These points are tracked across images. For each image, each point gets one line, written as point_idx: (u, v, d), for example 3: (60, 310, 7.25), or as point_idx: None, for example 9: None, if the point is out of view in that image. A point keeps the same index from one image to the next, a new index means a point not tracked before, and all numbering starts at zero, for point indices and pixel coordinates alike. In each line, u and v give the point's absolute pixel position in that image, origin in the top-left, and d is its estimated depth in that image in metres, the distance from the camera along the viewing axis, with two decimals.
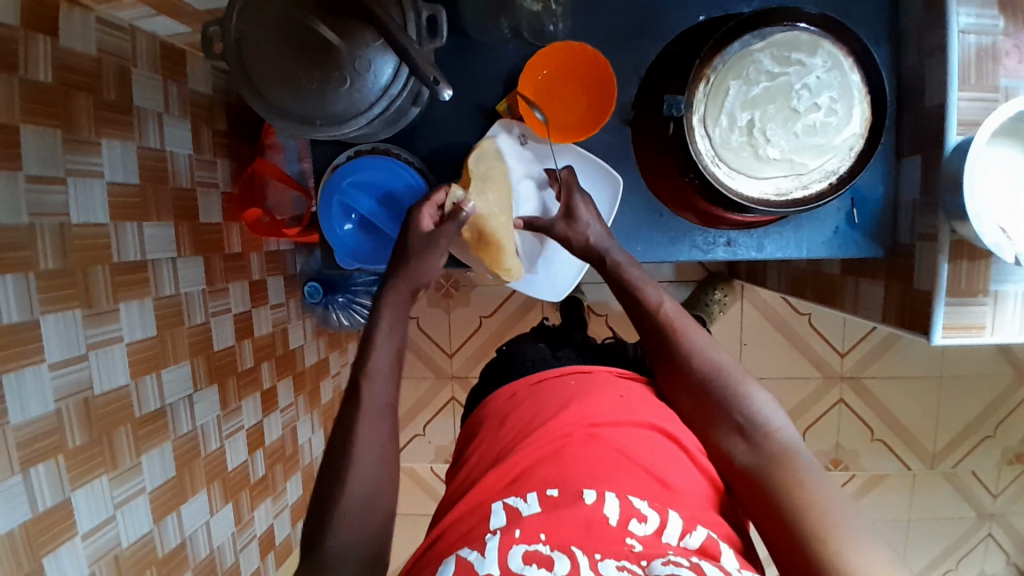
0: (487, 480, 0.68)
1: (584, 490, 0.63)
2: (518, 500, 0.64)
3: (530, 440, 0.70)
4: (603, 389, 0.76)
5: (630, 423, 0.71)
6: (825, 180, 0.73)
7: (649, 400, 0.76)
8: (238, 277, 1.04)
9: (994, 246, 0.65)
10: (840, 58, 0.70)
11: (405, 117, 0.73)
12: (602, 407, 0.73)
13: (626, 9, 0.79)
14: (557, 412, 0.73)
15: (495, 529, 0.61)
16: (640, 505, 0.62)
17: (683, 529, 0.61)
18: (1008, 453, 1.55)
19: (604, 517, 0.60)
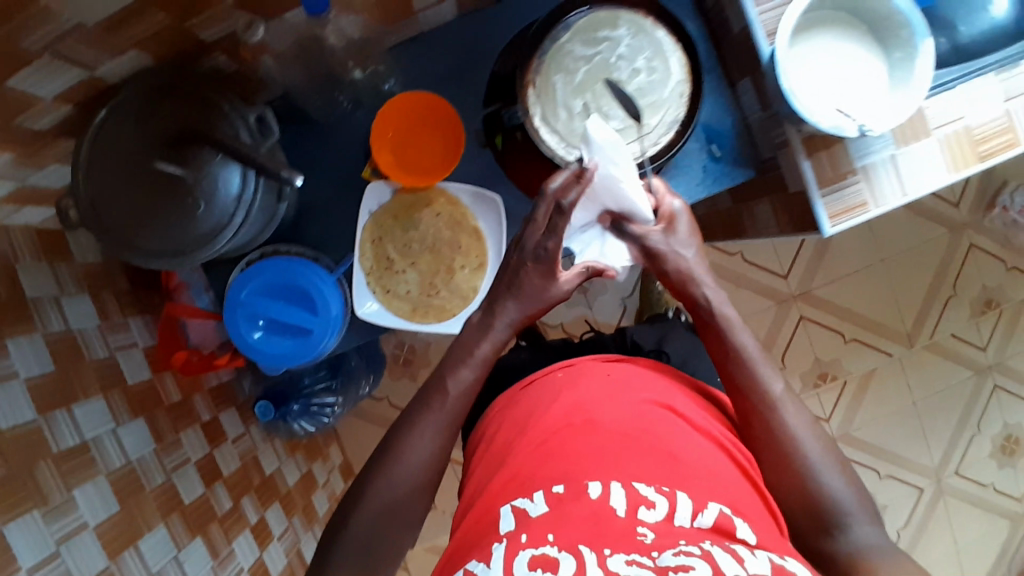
0: (490, 488, 0.68)
1: (590, 484, 0.63)
2: (525, 500, 0.64)
3: (529, 439, 0.71)
4: (592, 373, 0.78)
5: (629, 403, 0.72)
6: (671, 131, 0.76)
7: (637, 377, 0.77)
8: (187, 424, 1.03)
9: (833, 129, 0.67)
10: (641, 21, 0.75)
11: (274, 215, 0.75)
12: (589, 393, 0.74)
13: (447, 47, 0.84)
14: (551, 405, 0.74)
15: (504, 535, 0.61)
16: (646, 492, 0.62)
17: (695, 509, 0.61)
18: (976, 304, 1.62)
19: (611, 510, 0.61)
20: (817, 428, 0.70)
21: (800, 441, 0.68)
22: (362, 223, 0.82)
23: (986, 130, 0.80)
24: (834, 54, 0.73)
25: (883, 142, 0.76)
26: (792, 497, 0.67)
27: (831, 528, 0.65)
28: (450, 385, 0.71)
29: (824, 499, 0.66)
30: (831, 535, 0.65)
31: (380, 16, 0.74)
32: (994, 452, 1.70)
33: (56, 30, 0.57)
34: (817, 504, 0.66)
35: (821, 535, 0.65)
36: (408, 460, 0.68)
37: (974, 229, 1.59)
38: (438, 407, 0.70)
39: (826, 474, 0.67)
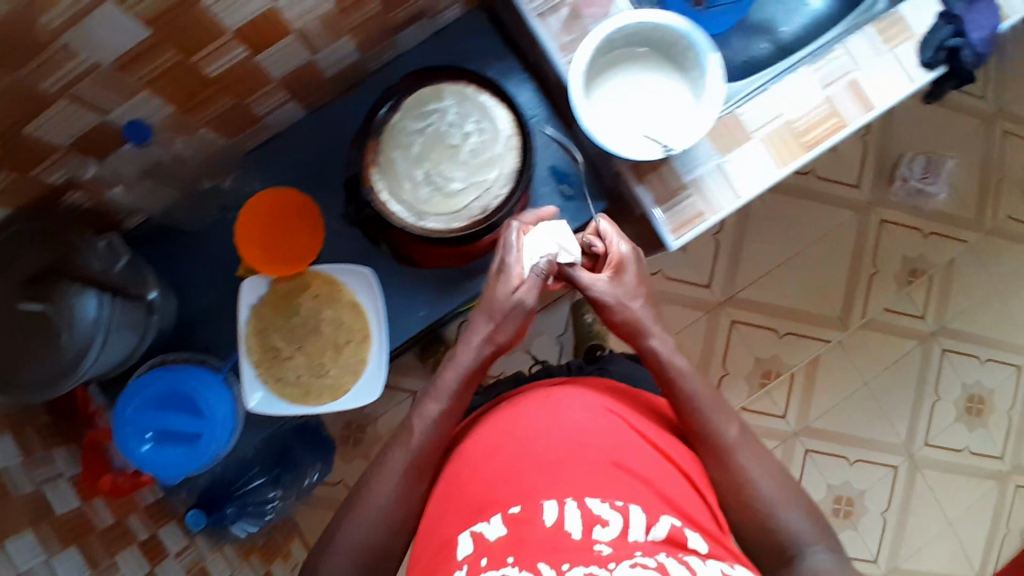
0: (444, 521, 0.64)
1: (545, 503, 0.59)
2: (483, 524, 0.60)
3: (480, 465, 0.66)
4: (534, 395, 0.73)
5: (581, 415, 0.68)
6: (511, 181, 0.81)
7: (579, 389, 0.73)
8: (123, 544, 1.03)
9: (637, 157, 0.71)
10: (463, 90, 0.82)
11: (146, 329, 0.81)
12: (532, 413, 0.69)
13: (301, 144, 0.90)
14: (499, 430, 0.69)
15: (461, 563, 0.57)
16: (600, 508, 0.59)
17: (649, 521, 0.59)
18: (902, 276, 1.65)
19: (566, 533, 0.56)
20: (772, 464, 0.71)
21: (757, 481, 0.69)
22: (243, 318, 0.86)
23: (807, 121, 0.84)
24: (637, 85, 0.77)
25: (706, 153, 0.82)
26: (751, 530, 0.68)
27: (788, 556, 0.66)
28: (420, 424, 0.72)
29: (782, 534, 0.67)
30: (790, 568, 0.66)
31: (225, 129, 0.81)
32: (960, 417, 1.69)
33: None
34: (772, 535, 0.67)
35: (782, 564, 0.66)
36: (373, 505, 0.68)
37: (881, 205, 1.63)
38: (404, 447, 0.71)
39: (784, 511, 0.67)
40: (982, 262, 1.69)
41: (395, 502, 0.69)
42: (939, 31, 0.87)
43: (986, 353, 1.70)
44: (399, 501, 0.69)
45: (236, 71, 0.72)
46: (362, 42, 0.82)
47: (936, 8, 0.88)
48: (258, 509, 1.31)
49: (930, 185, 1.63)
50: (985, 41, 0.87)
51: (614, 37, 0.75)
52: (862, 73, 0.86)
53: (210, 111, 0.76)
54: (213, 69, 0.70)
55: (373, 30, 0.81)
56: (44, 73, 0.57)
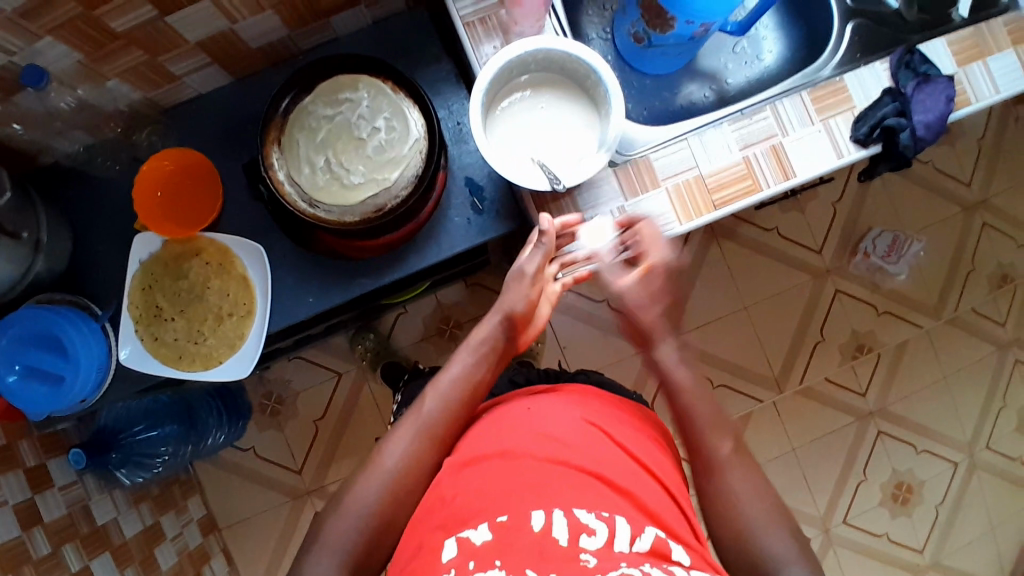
0: (428, 522, 0.65)
1: (532, 513, 0.61)
2: (469, 529, 0.61)
3: (464, 473, 0.68)
4: (513, 408, 0.75)
5: (559, 425, 0.71)
6: (411, 184, 0.81)
7: (559, 404, 0.75)
8: (7, 468, 1.02)
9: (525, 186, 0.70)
10: (380, 84, 0.82)
11: (27, 266, 0.82)
12: (514, 427, 0.71)
13: (223, 111, 0.90)
14: (481, 441, 0.71)
15: (451, 566, 0.58)
16: (586, 519, 0.60)
17: (633, 533, 0.60)
18: (847, 350, 1.63)
19: (552, 540, 0.58)
20: (764, 484, 0.69)
21: (737, 501, 0.68)
22: (131, 272, 0.86)
23: (719, 178, 0.83)
24: (545, 111, 0.77)
25: (611, 194, 0.81)
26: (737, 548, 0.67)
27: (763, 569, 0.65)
28: (430, 400, 0.76)
29: (761, 551, 0.65)
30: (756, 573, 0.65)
31: (140, 83, 0.82)
32: (885, 501, 1.65)
33: None
34: (752, 552, 0.66)
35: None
36: (377, 472, 0.71)
37: (839, 275, 1.62)
38: (413, 418, 0.74)
39: (764, 530, 0.66)
40: (934, 351, 1.65)
41: (392, 471, 0.71)
42: (883, 106, 0.85)
43: (927, 443, 1.66)
44: (403, 464, 0.71)
45: (146, 29, 0.73)
46: (290, 20, 0.82)
47: (884, 83, 0.87)
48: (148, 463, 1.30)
49: (890, 265, 1.59)
50: (929, 127, 0.85)
51: (526, 59, 0.74)
52: (788, 140, 0.84)
53: (120, 63, 0.77)
54: (118, 24, 0.71)
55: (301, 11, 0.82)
56: None
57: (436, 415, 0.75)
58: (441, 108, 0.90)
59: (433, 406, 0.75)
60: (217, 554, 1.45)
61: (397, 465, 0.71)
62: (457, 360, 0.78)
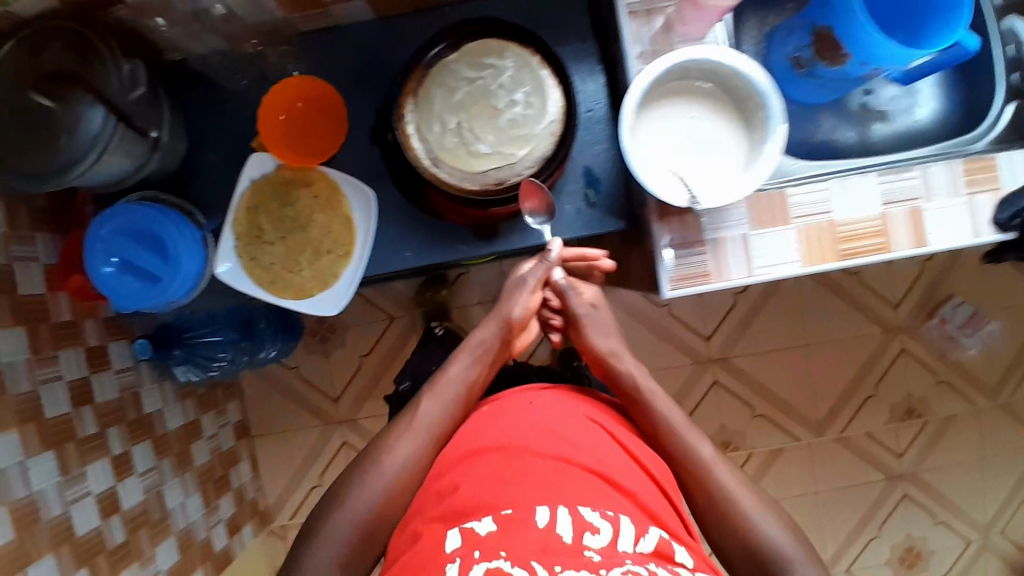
0: (433, 513, 0.68)
1: (538, 508, 0.63)
2: (473, 521, 0.63)
3: (464, 468, 0.71)
4: (517, 403, 0.79)
5: (562, 423, 0.74)
6: (536, 164, 0.79)
7: (562, 403, 0.78)
8: (71, 344, 1.05)
9: (663, 200, 0.68)
10: (526, 56, 0.79)
11: (146, 163, 0.80)
12: (518, 425, 0.74)
13: (358, 46, 0.88)
14: (482, 440, 0.74)
15: (453, 554, 0.61)
16: (592, 516, 0.63)
17: (637, 533, 0.63)
18: (896, 410, 1.59)
19: (558, 536, 0.61)
20: (775, 508, 0.74)
21: (753, 519, 0.72)
22: (240, 189, 0.85)
23: (852, 228, 0.80)
24: (694, 122, 0.74)
25: (737, 220, 0.78)
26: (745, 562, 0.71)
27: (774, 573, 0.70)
28: (426, 408, 0.79)
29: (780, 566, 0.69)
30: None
31: (287, 5, 0.79)
32: (892, 561, 1.65)
33: None
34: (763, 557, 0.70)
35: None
36: (374, 479, 0.73)
37: (909, 334, 1.57)
38: (408, 425, 0.78)
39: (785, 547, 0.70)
40: (980, 430, 1.61)
41: (387, 477, 0.73)
42: None
43: (949, 518, 1.63)
44: (399, 471, 0.74)
45: None
46: None
47: None
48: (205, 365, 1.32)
49: (964, 336, 1.56)
50: None
51: (689, 66, 0.71)
52: (928, 204, 0.81)
53: None
54: None
55: None
56: None
57: (432, 421, 0.78)
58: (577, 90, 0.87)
59: (425, 414, 0.78)
60: (245, 460, 1.51)
61: (400, 467, 0.74)
62: (456, 361, 0.84)
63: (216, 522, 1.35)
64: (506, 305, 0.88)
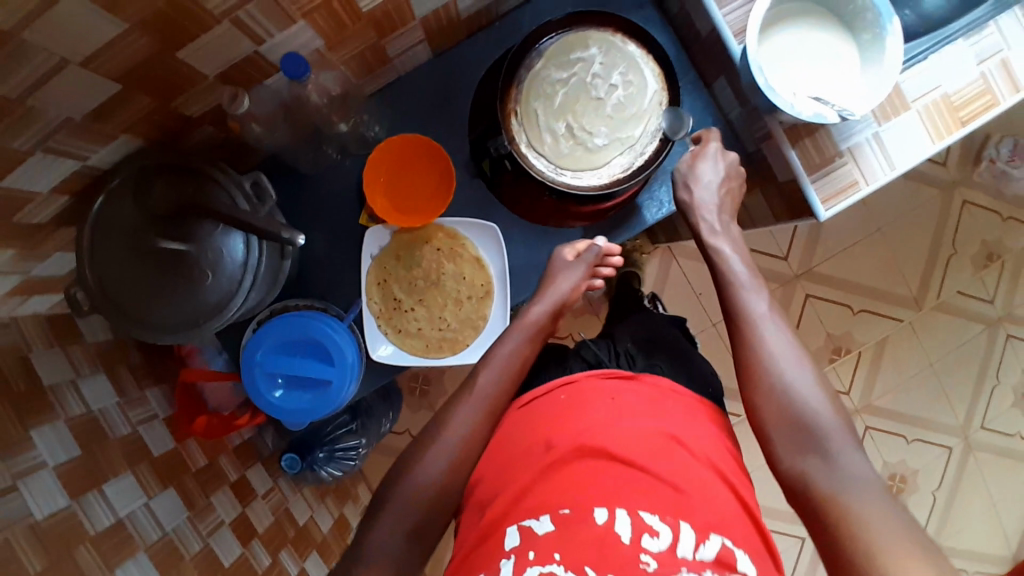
0: (496, 505, 0.64)
1: (595, 509, 0.59)
2: (531, 520, 0.60)
3: (541, 466, 0.65)
4: (596, 396, 0.71)
5: (649, 420, 0.67)
6: (655, 138, 0.77)
7: (645, 396, 0.71)
8: (217, 486, 0.95)
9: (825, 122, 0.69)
10: (609, 37, 0.77)
11: (281, 273, 0.76)
12: (597, 415, 0.69)
13: (428, 88, 0.87)
14: (559, 426, 0.68)
15: (511, 551, 0.58)
16: (652, 519, 0.58)
17: (697, 540, 0.58)
18: (978, 259, 1.58)
19: (615, 537, 0.57)
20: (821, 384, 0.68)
21: (799, 397, 0.66)
22: (365, 269, 0.84)
23: (965, 95, 0.80)
24: (803, 41, 0.74)
25: (865, 121, 0.78)
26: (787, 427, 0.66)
27: (816, 449, 0.63)
28: (485, 378, 0.73)
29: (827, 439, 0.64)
30: (807, 457, 0.63)
31: (358, 69, 0.78)
32: (1017, 403, 1.62)
33: (41, 72, 0.52)
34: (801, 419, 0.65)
35: (803, 457, 0.64)
36: (441, 448, 0.67)
37: (965, 185, 1.57)
38: (471, 400, 0.71)
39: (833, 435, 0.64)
40: None
41: (459, 445, 0.67)
42: None
43: None
44: (472, 440, 0.68)
45: (387, 7, 0.69)
46: None
47: None
48: (347, 455, 1.25)
49: (1017, 169, 1.54)
50: None
51: None
52: (1014, 53, 0.80)
53: (351, 48, 0.73)
54: (366, 4, 0.67)
55: None
56: None
57: (492, 387, 0.72)
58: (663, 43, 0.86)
59: (485, 383, 0.72)
60: None
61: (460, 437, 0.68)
62: (510, 338, 0.77)
63: None
64: (560, 269, 0.83)
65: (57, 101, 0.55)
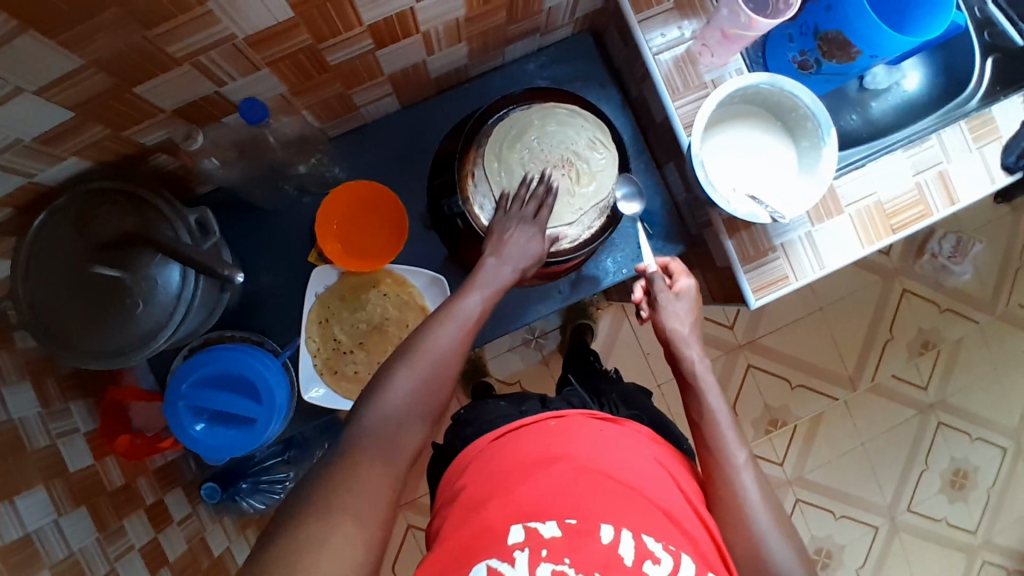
0: (492, 509, 0.63)
1: (603, 524, 0.59)
2: (538, 523, 0.59)
3: (543, 478, 0.64)
4: (590, 429, 0.72)
5: (633, 460, 0.69)
6: (602, 215, 0.81)
7: (631, 439, 0.72)
8: (131, 509, 0.93)
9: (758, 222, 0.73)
10: (573, 114, 0.82)
11: (218, 304, 0.77)
12: (593, 442, 0.69)
13: (393, 138, 0.90)
14: (553, 451, 0.68)
15: (517, 546, 0.58)
16: (654, 546, 0.59)
17: (695, 573, 0.58)
18: (914, 346, 1.66)
19: (619, 558, 0.57)
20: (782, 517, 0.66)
21: (767, 548, 0.63)
22: (308, 305, 0.85)
23: (898, 203, 0.85)
24: (746, 140, 0.79)
25: (799, 222, 0.83)
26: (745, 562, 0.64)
27: None
28: (437, 352, 0.60)
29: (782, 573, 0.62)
30: None
31: (324, 113, 0.80)
32: (943, 487, 1.67)
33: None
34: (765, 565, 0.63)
35: None
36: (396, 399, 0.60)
37: (907, 275, 1.65)
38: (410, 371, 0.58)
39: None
40: (986, 343, 1.69)
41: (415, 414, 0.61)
42: None
43: (983, 433, 1.69)
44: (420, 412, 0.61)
45: (355, 63, 0.72)
46: (476, 50, 0.83)
47: None
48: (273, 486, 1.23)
49: (955, 264, 1.65)
50: None
51: (734, 94, 0.78)
52: (953, 165, 0.86)
53: (317, 96, 0.75)
54: (334, 58, 0.69)
55: (490, 40, 0.82)
56: (178, 38, 0.55)
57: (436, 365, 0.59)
58: (621, 124, 0.92)
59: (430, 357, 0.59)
60: None
61: (400, 412, 0.57)
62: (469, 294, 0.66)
63: None
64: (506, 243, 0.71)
65: (10, 120, 0.55)
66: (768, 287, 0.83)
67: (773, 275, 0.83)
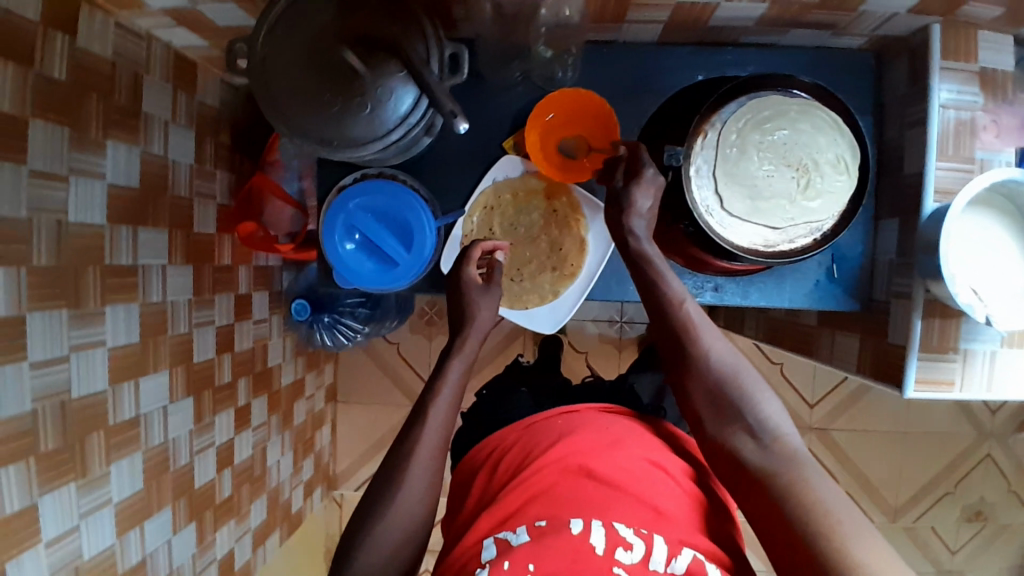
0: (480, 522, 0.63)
1: (571, 519, 0.59)
2: (507, 531, 0.60)
3: (527, 476, 0.65)
4: (589, 423, 0.73)
5: (617, 456, 0.67)
6: (811, 236, 0.77)
7: (623, 434, 0.72)
8: (225, 288, 0.95)
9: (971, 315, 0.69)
10: (835, 121, 0.75)
11: (417, 145, 0.75)
12: (588, 438, 0.69)
13: (632, 67, 0.86)
14: (546, 446, 0.69)
15: (484, 563, 0.58)
16: (626, 532, 0.58)
17: (670, 553, 0.57)
18: (966, 511, 1.57)
19: (590, 547, 0.57)
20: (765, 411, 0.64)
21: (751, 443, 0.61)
22: (482, 186, 0.86)
23: None
24: (992, 234, 0.73)
25: (993, 338, 0.77)
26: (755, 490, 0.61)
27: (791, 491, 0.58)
28: (431, 431, 0.65)
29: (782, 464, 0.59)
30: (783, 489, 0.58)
31: (594, 10, 0.75)
32: None
33: None
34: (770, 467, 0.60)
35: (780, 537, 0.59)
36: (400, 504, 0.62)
37: (997, 442, 1.56)
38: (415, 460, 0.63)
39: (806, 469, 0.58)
40: None
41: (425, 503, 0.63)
42: None
43: None
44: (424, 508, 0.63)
45: None
46: (764, 19, 0.77)
47: None
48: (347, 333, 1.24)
49: None
50: None
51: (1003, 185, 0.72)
52: None
53: None
54: None
55: (784, 16, 0.76)
56: None
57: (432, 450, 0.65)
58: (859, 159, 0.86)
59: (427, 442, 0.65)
60: (326, 424, 1.40)
61: (413, 507, 0.63)
62: (453, 366, 0.70)
63: (298, 483, 1.25)
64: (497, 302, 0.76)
65: None
66: (930, 384, 0.77)
67: (941, 374, 0.77)
